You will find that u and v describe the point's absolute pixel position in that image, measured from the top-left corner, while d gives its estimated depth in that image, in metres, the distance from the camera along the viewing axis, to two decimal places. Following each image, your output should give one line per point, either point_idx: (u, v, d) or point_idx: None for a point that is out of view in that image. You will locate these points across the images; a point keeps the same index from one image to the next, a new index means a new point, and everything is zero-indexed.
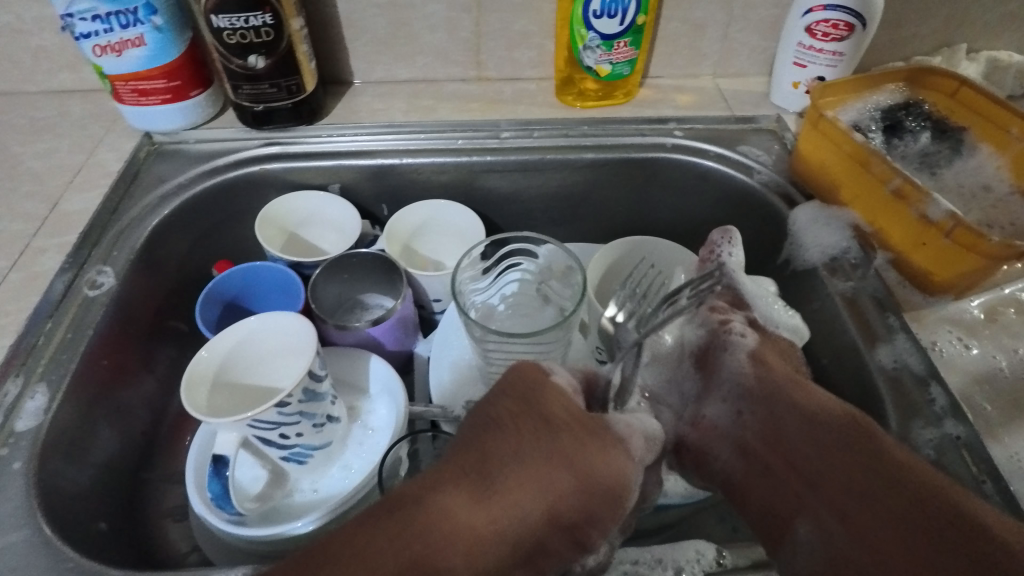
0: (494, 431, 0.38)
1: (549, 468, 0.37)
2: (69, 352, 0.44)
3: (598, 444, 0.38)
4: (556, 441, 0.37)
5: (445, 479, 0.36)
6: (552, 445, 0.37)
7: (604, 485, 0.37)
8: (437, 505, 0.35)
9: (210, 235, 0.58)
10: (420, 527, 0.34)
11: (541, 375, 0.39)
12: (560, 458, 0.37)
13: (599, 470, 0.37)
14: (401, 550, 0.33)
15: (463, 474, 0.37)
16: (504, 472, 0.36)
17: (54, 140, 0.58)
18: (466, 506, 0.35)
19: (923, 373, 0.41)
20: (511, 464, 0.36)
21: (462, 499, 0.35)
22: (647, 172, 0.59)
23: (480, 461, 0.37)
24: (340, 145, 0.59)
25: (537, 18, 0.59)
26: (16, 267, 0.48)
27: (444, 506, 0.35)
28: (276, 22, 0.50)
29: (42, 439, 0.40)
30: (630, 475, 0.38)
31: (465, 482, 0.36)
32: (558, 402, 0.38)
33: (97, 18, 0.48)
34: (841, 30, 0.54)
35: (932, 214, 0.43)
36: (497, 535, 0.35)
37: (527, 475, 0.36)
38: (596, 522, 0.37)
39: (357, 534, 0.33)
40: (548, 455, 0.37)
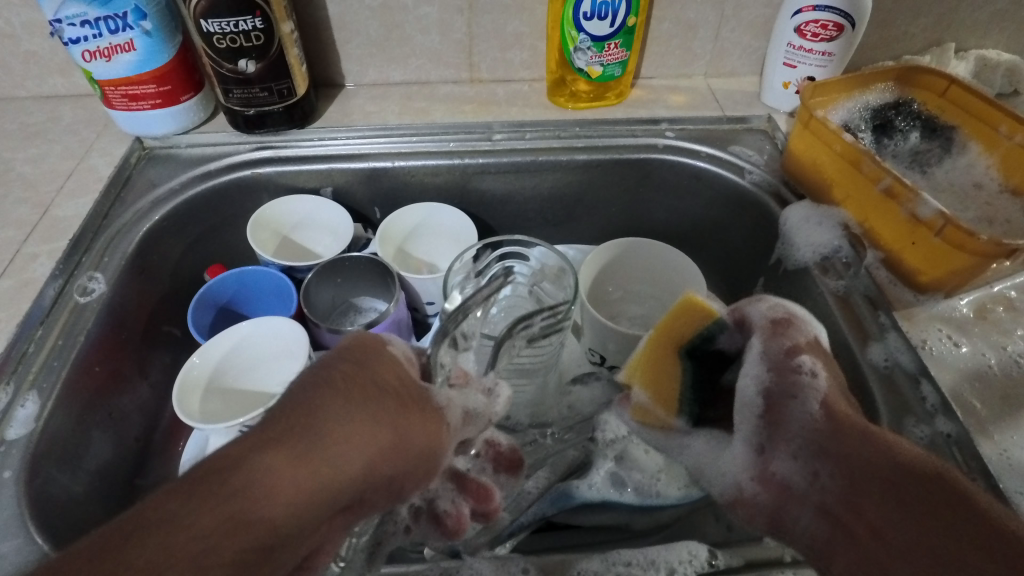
0: (321, 388, 0.32)
1: (378, 437, 0.32)
2: (61, 358, 0.44)
3: (425, 412, 0.35)
4: (385, 403, 0.33)
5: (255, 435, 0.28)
6: (381, 408, 0.33)
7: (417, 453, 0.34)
8: (251, 469, 0.27)
9: (202, 239, 0.58)
10: (242, 496, 0.26)
11: (372, 349, 0.36)
12: (388, 422, 0.32)
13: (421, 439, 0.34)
14: (213, 526, 0.25)
15: (273, 429, 0.29)
16: (334, 426, 0.30)
17: (45, 145, 0.58)
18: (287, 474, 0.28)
19: (914, 371, 0.42)
20: (336, 426, 0.30)
21: (276, 463, 0.28)
22: (639, 173, 0.60)
23: (300, 416, 0.30)
24: (332, 148, 0.58)
25: (528, 19, 0.59)
26: (7, 273, 0.48)
27: (253, 467, 0.27)
28: (267, 26, 0.50)
29: (33, 447, 0.39)
30: (444, 441, 0.36)
31: (277, 438, 0.29)
32: (391, 373, 0.35)
33: (86, 23, 0.48)
34: (831, 30, 0.54)
35: (922, 213, 0.43)
36: (302, 506, 0.28)
37: (358, 434, 0.31)
38: (404, 484, 0.35)
39: (163, 516, 0.25)
40: (379, 418, 0.32)
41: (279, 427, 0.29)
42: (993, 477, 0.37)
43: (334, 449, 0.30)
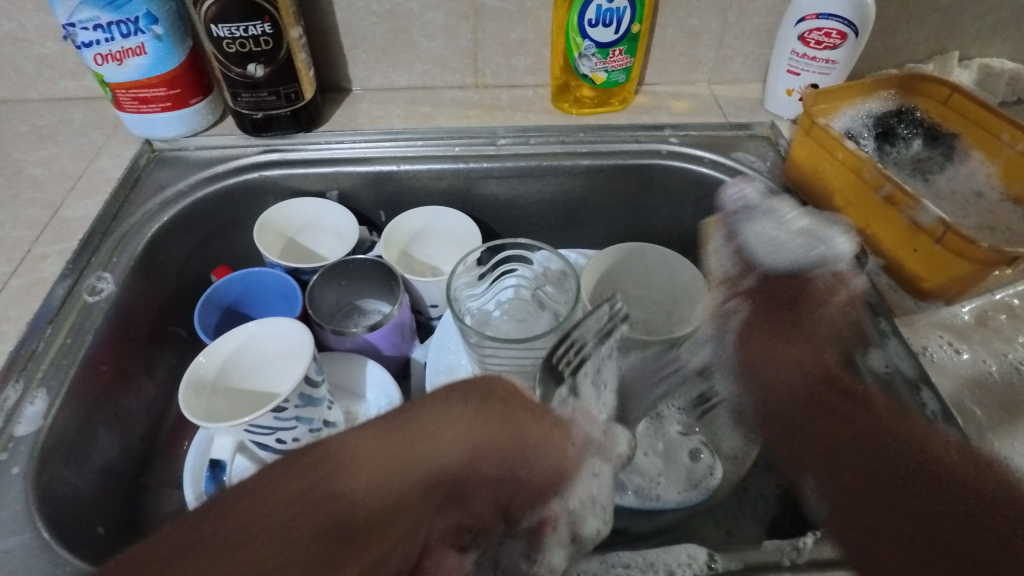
0: (434, 397, 0.33)
1: (479, 442, 0.32)
2: (69, 356, 0.44)
3: (545, 444, 0.34)
4: (490, 411, 0.33)
5: (357, 425, 0.30)
6: (483, 409, 0.33)
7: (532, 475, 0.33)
8: (350, 453, 0.29)
9: (209, 241, 0.59)
10: (343, 481, 0.28)
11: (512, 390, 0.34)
12: (492, 429, 0.32)
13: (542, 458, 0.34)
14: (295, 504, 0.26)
15: (380, 424, 0.31)
16: (427, 430, 0.31)
17: (56, 147, 0.59)
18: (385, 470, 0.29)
19: (914, 377, 0.42)
20: (440, 432, 0.31)
21: (365, 447, 0.29)
22: (642, 179, 0.60)
23: (407, 420, 0.31)
24: (339, 152, 0.59)
25: (533, 26, 0.60)
26: (17, 273, 0.49)
27: (346, 452, 0.29)
28: (275, 31, 0.51)
29: (41, 444, 0.40)
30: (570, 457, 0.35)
31: (375, 431, 0.30)
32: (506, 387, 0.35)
33: (98, 27, 0.49)
34: (834, 38, 0.55)
35: (922, 220, 0.43)
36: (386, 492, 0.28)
37: (461, 443, 0.31)
38: (523, 505, 0.34)
39: (267, 483, 0.27)
40: (485, 431, 0.32)
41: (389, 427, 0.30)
42: None
43: (430, 450, 0.30)
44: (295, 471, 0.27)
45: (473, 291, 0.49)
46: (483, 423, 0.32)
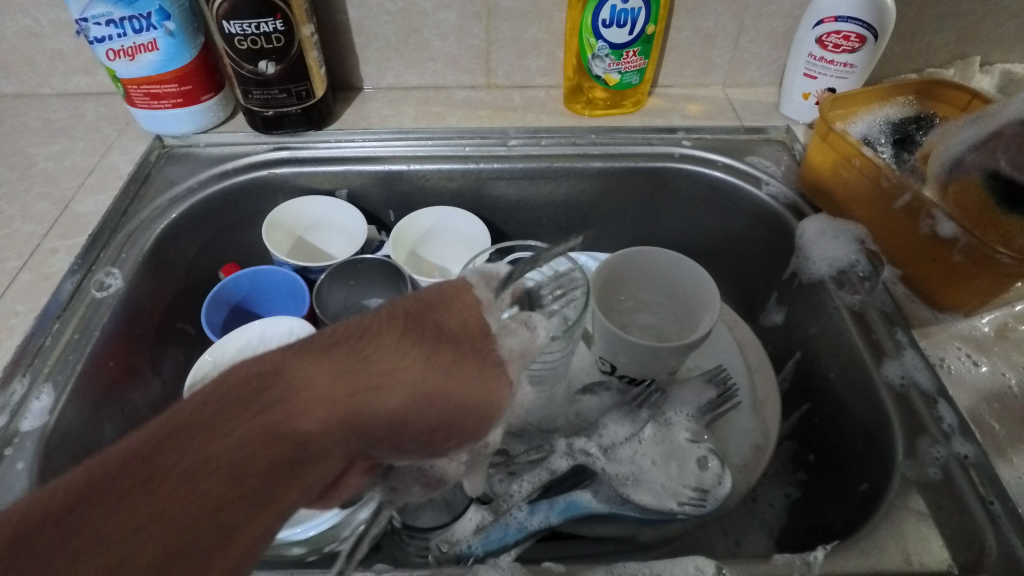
0: (379, 321, 0.30)
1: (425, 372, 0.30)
2: (76, 352, 0.44)
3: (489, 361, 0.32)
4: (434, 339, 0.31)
5: (305, 348, 0.27)
6: (430, 345, 0.30)
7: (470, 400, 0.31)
8: (291, 387, 0.26)
9: (218, 238, 0.59)
10: (247, 439, 0.24)
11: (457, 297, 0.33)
12: (431, 365, 0.30)
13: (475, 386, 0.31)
14: (190, 458, 0.24)
15: (334, 355, 0.28)
16: (373, 360, 0.29)
17: (67, 142, 0.59)
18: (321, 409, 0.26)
19: (931, 390, 0.41)
20: (383, 358, 0.29)
21: (311, 377, 0.26)
22: (654, 182, 0.59)
23: (358, 343, 0.29)
24: (348, 151, 0.59)
25: (547, 26, 0.59)
26: (27, 267, 0.49)
27: (290, 380, 0.26)
28: (287, 28, 0.50)
29: (46, 440, 0.40)
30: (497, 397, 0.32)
31: (318, 351, 0.27)
32: (468, 322, 0.32)
33: (111, 22, 0.49)
34: (853, 42, 0.54)
35: (943, 230, 0.42)
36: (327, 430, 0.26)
37: (406, 375, 0.29)
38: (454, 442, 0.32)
39: (205, 409, 0.25)
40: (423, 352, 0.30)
41: (331, 357, 0.28)
42: (1012, 501, 0.36)
43: (368, 388, 0.28)
44: (223, 407, 0.25)
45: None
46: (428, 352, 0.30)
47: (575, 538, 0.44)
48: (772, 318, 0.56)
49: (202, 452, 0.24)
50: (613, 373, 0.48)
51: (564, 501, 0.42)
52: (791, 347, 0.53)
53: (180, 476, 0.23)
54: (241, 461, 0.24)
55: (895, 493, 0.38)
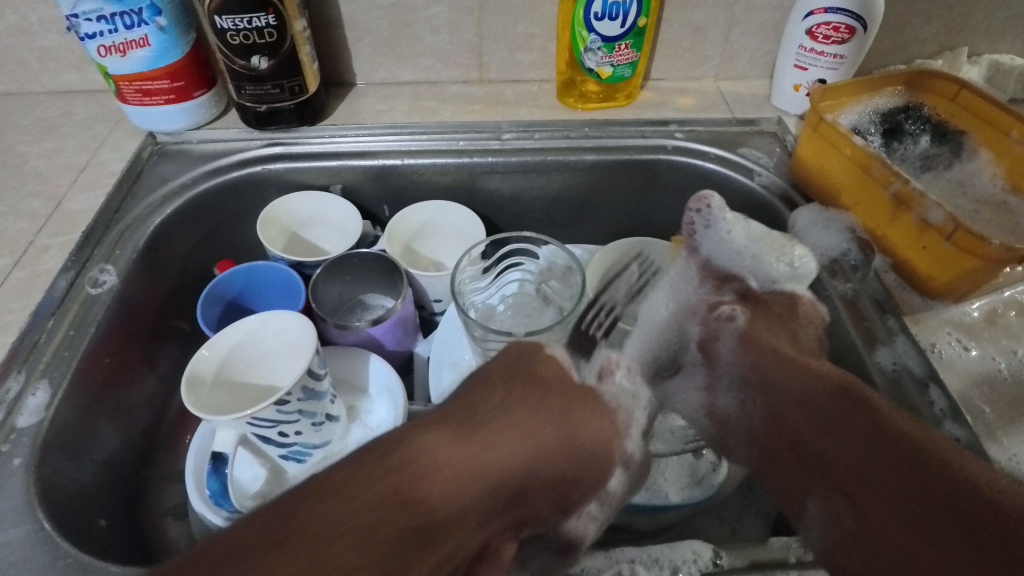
0: (482, 386, 0.38)
1: (542, 419, 0.38)
2: (71, 348, 0.44)
3: (602, 442, 0.40)
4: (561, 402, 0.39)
5: (425, 425, 0.34)
6: (552, 406, 0.39)
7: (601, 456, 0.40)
8: (422, 454, 0.32)
9: (213, 235, 0.59)
10: (376, 500, 0.29)
11: (535, 356, 0.41)
12: (554, 416, 0.38)
13: (596, 433, 0.40)
14: (381, 500, 0.30)
15: (455, 420, 0.35)
16: (493, 422, 0.36)
17: (59, 140, 0.59)
18: (488, 454, 0.34)
19: (924, 375, 0.41)
20: (513, 414, 0.37)
21: (439, 447, 0.33)
22: (648, 175, 0.60)
23: (483, 409, 0.36)
24: (342, 146, 0.59)
25: (539, 20, 0.60)
26: (20, 265, 0.48)
27: (425, 455, 0.32)
28: (279, 23, 0.50)
29: (43, 436, 0.40)
30: (612, 439, 0.41)
31: (444, 426, 0.34)
32: (549, 372, 0.40)
33: (101, 18, 0.49)
34: (842, 33, 0.54)
35: (932, 218, 0.42)
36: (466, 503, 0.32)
37: (528, 431, 0.36)
38: (579, 499, 0.39)
39: (348, 478, 0.30)
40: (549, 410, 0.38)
41: (462, 416, 0.35)
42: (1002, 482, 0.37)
43: (499, 444, 0.35)
44: (383, 463, 0.31)
45: (476, 284, 0.48)
46: (542, 413, 0.38)
47: None
48: None
49: (340, 507, 0.29)
50: (608, 365, 0.47)
51: None
52: None
53: (316, 563, 0.27)
54: (396, 510, 0.30)
55: None
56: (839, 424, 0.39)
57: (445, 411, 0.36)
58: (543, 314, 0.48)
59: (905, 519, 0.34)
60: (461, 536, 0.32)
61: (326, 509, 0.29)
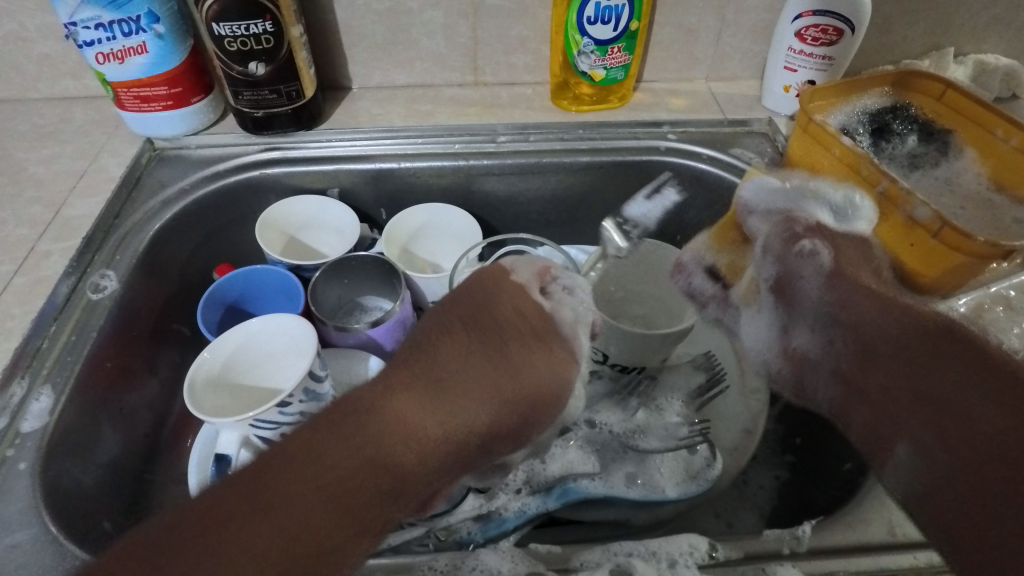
0: (457, 325, 0.43)
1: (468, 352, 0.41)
2: (74, 354, 0.44)
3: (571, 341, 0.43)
4: (488, 340, 0.42)
5: (394, 387, 0.39)
6: (489, 352, 0.42)
7: (535, 390, 0.41)
8: (384, 410, 0.37)
9: (211, 239, 0.59)
10: (344, 456, 0.34)
11: (503, 278, 0.44)
12: (489, 356, 0.42)
13: (531, 372, 0.42)
14: (357, 462, 0.34)
15: (416, 382, 0.39)
16: (453, 382, 0.40)
17: (57, 146, 0.59)
18: (462, 391, 0.39)
19: None
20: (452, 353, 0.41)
21: (401, 410, 0.37)
22: (641, 175, 0.60)
23: (421, 359, 0.41)
24: (339, 150, 0.59)
25: (532, 23, 0.60)
26: (21, 270, 0.49)
27: (390, 414, 0.37)
28: (276, 29, 0.51)
29: (47, 438, 0.40)
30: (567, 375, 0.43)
31: (405, 371, 0.40)
32: (527, 309, 0.43)
33: (99, 26, 0.49)
34: (830, 35, 0.55)
35: (919, 216, 0.43)
36: (424, 457, 0.37)
37: (480, 385, 0.40)
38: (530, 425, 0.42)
39: (310, 438, 0.35)
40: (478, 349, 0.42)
41: (410, 372, 0.40)
42: None
43: (456, 392, 0.39)
44: (356, 410, 0.37)
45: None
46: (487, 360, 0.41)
47: (571, 523, 0.45)
48: None
49: (333, 448, 0.35)
50: (605, 363, 0.48)
51: (560, 487, 0.43)
52: None
53: (308, 476, 0.33)
54: (373, 442, 0.35)
55: None
56: (905, 350, 0.42)
57: (404, 360, 0.41)
58: None
59: (933, 400, 0.40)
60: (446, 461, 0.38)
61: (328, 453, 0.35)
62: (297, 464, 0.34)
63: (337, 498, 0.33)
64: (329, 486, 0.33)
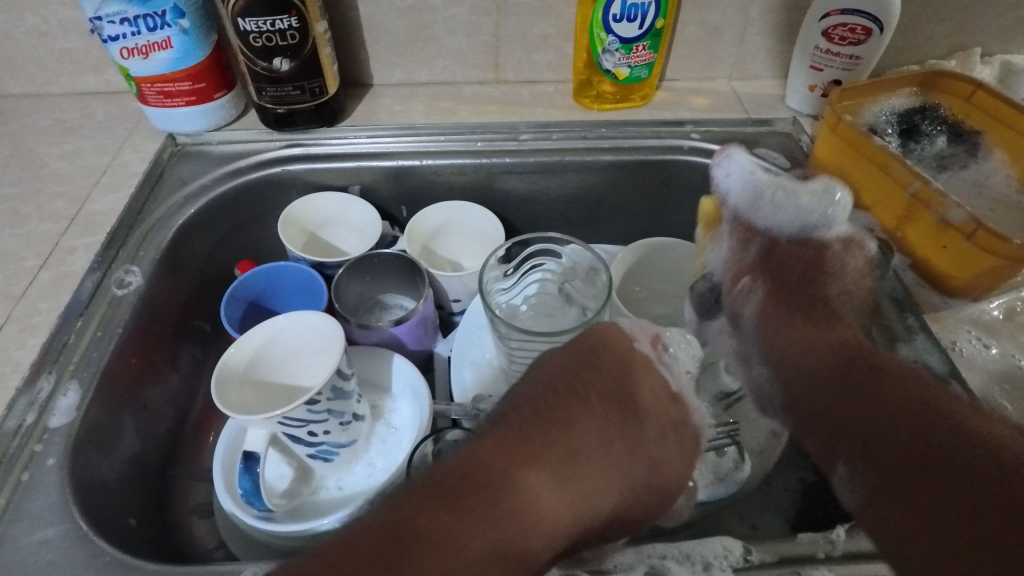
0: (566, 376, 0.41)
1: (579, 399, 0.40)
2: (100, 349, 0.44)
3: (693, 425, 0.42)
4: (629, 427, 0.40)
5: (508, 420, 0.39)
6: (596, 408, 0.40)
7: (654, 422, 0.41)
8: (582, 433, 0.39)
9: (233, 235, 0.59)
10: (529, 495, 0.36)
11: (623, 342, 0.42)
12: (617, 423, 0.40)
13: (648, 422, 0.41)
14: (502, 508, 0.35)
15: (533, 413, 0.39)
16: (580, 425, 0.39)
17: (78, 141, 0.59)
18: (582, 435, 0.39)
19: (943, 372, 0.42)
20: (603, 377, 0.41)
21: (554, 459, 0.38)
22: (664, 175, 0.60)
23: (580, 381, 0.40)
24: (360, 147, 0.59)
25: (555, 21, 0.60)
26: (46, 266, 0.49)
27: (581, 437, 0.39)
28: (302, 25, 0.51)
29: (75, 434, 0.40)
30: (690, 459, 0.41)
31: (530, 420, 0.39)
32: (619, 351, 0.42)
33: (125, 21, 0.49)
34: (859, 34, 0.55)
35: (952, 218, 0.43)
36: (559, 523, 0.36)
37: (604, 438, 0.40)
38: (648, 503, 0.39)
39: (500, 445, 0.38)
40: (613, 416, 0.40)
41: (532, 413, 0.39)
42: None
43: (574, 432, 0.39)
44: (507, 446, 0.38)
45: (502, 283, 0.48)
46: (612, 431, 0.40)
47: None
48: None
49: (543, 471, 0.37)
50: None
51: None
52: None
53: (532, 501, 0.36)
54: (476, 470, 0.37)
55: None
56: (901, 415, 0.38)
57: (520, 402, 0.40)
58: (565, 313, 0.49)
59: (964, 464, 0.35)
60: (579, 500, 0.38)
61: (479, 491, 0.36)
62: (478, 495, 0.36)
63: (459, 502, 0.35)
64: (462, 546, 0.34)
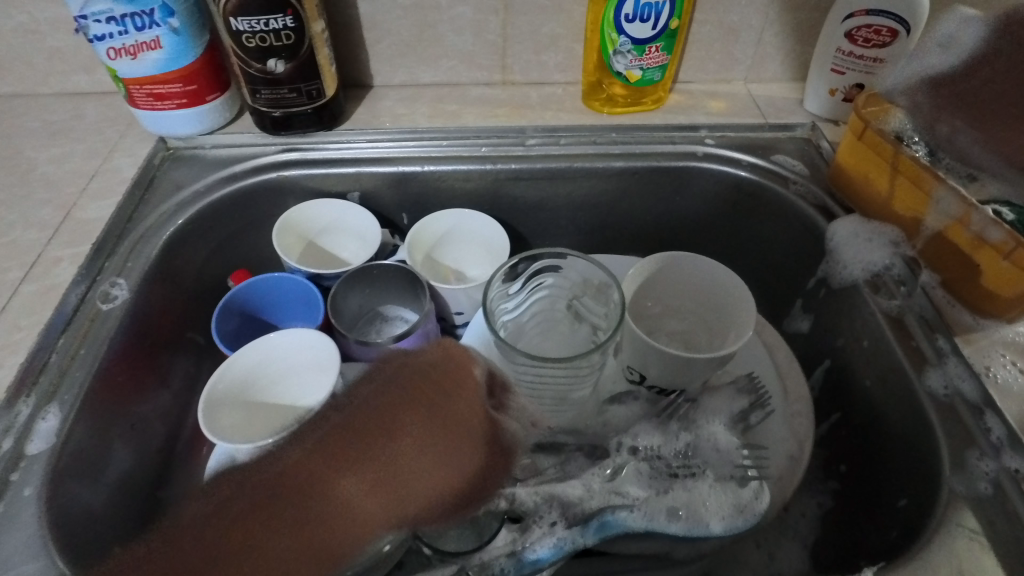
0: (391, 388, 0.43)
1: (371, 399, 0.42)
2: (83, 368, 0.42)
3: (492, 438, 0.42)
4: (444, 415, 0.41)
5: (315, 436, 0.40)
6: (433, 408, 0.41)
7: (461, 419, 0.42)
8: (397, 434, 0.40)
9: (227, 243, 0.56)
10: (318, 511, 0.37)
11: (465, 373, 0.44)
12: (417, 414, 0.41)
13: (471, 429, 0.41)
14: (299, 522, 0.36)
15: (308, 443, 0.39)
16: (399, 434, 0.40)
17: (68, 144, 0.57)
18: (402, 441, 0.40)
19: (976, 401, 0.40)
20: (377, 404, 0.42)
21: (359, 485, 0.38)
22: (678, 182, 0.57)
23: (387, 399, 0.42)
24: (361, 152, 0.57)
25: (565, 20, 0.57)
26: (30, 277, 0.47)
27: (401, 448, 0.40)
28: (298, 25, 0.48)
29: (55, 463, 0.38)
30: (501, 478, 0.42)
31: (346, 441, 0.39)
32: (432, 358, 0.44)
33: (112, 19, 0.47)
34: (884, 36, 0.52)
35: (990, 236, 0.41)
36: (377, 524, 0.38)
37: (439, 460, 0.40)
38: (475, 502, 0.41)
39: (297, 463, 0.38)
40: (430, 430, 0.40)
41: (355, 436, 0.40)
42: None
43: (381, 451, 0.39)
44: (327, 464, 0.38)
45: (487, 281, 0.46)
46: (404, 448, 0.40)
47: (605, 554, 0.42)
48: (797, 326, 0.55)
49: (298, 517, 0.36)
50: (642, 384, 0.46)
51: (599, 519, 0.40)
52: (819, 354, 0.52)
53: (328, 502, 0.37)
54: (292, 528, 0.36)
55: (943, 508, 0.37)
56: None
57: (347, 421, 0.41)
58: (574, 332, 0.46)
59: None
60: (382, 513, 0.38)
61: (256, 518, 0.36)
62: (289, 505, 0.37)
63: (275, 494, 0.37)
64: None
